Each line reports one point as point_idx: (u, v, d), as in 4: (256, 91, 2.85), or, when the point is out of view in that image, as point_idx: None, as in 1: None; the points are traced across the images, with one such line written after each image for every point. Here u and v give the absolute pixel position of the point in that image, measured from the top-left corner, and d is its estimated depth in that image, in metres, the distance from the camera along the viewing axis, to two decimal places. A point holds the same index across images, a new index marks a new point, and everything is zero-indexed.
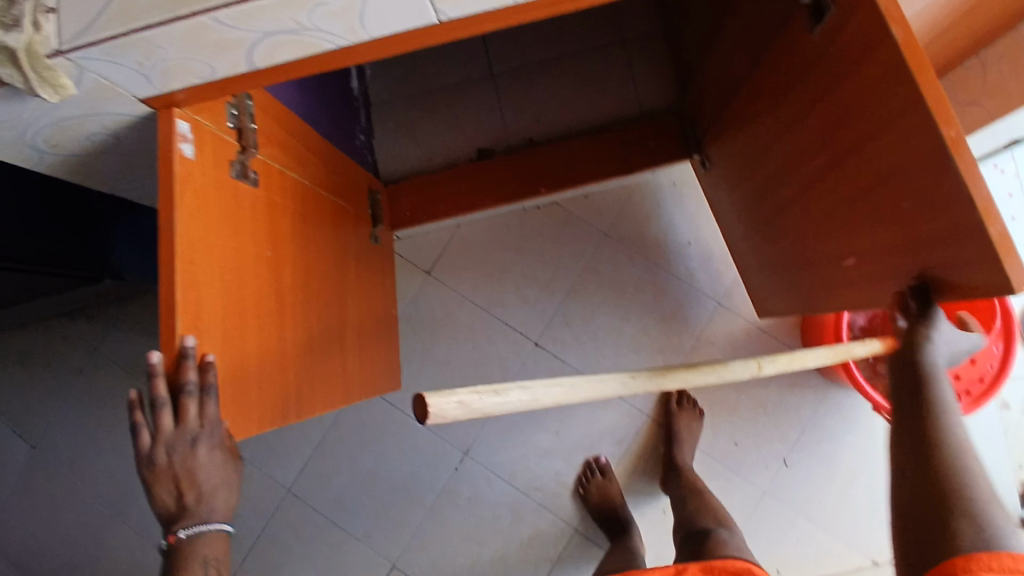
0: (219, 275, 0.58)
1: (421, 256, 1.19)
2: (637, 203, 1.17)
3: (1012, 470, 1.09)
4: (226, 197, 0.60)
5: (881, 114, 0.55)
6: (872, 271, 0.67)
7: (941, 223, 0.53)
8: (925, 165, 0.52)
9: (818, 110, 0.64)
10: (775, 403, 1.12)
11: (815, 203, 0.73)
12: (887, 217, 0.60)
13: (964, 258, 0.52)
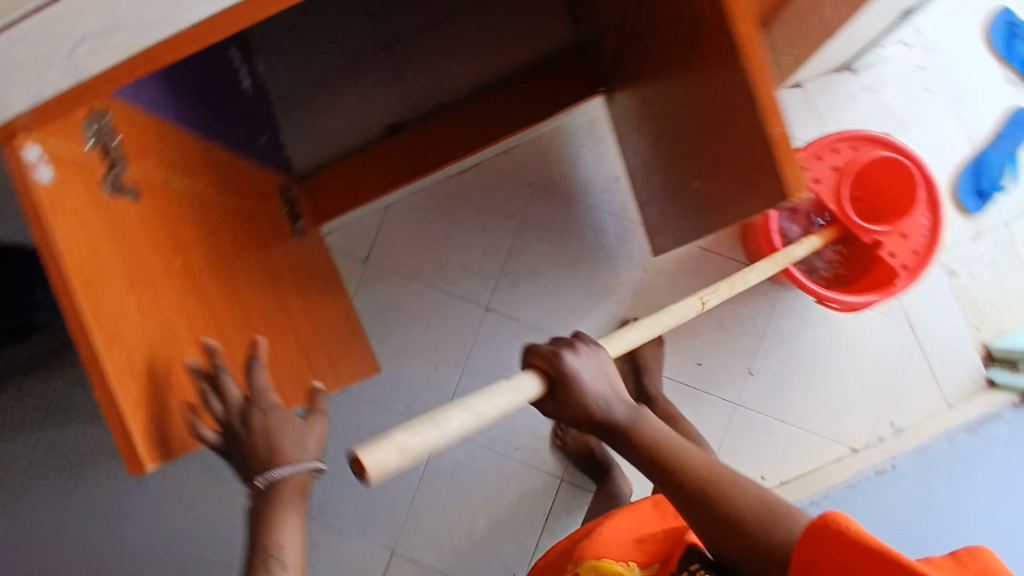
0: (121, 289, 0.57)
1: (355, 246, 1.17)
2: (558, 148, 1.16)
3: (969, 334, 1.13)
4: (106, 212, 0.58)
5: (702, 33, 0.62)
6: (709, 189, 0.76)
7: (745, 132, 0.61)
8: (731, 74, 0.59)
9: (670, 40, 0.72)
10: (730, 318, 1.13)
11: (679, 131, 0.79)
12: (718, 138, 0.67)
13: (757, 165, 0.61)
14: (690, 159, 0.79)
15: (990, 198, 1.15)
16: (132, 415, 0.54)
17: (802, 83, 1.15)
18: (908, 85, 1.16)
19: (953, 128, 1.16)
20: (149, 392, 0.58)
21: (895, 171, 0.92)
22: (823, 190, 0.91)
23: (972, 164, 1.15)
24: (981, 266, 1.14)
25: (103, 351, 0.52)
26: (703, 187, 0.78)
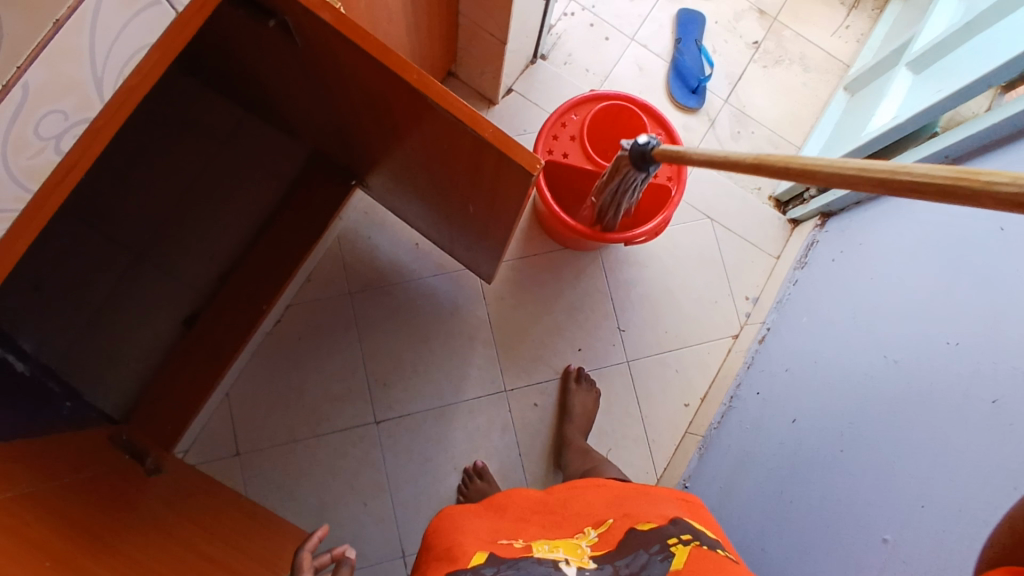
0: None
1: (222, 446, 1.11)
2: (352, 248, 1.19)
3: (755, 196, 1.29)
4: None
5: (378, 93, 0.61)
6: (488, 205, 0.72)
7: (471, 143, 0.57)
8: (423, 110, 0.57)
9: (365, 114, 0.73)
10: (577, 296, 1.21)
11: (431, 176, 0.80)
12: (456, 163, 0.66)
13: (497, 163, 0.57)
14: (458, 195, 0.78)
15: (704, 91, 1.31)
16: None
17: (512, 87, 1.27)
18: (591, 43, 1.31)
19: (645, 55, 1.32)
20: None
21: (615, 111, 1.03)
22: (574, 159, 1.01)
23: (675, 73, 1.31)
24: (730, 142, 1.31)
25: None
26: (484, 206, 0.74)
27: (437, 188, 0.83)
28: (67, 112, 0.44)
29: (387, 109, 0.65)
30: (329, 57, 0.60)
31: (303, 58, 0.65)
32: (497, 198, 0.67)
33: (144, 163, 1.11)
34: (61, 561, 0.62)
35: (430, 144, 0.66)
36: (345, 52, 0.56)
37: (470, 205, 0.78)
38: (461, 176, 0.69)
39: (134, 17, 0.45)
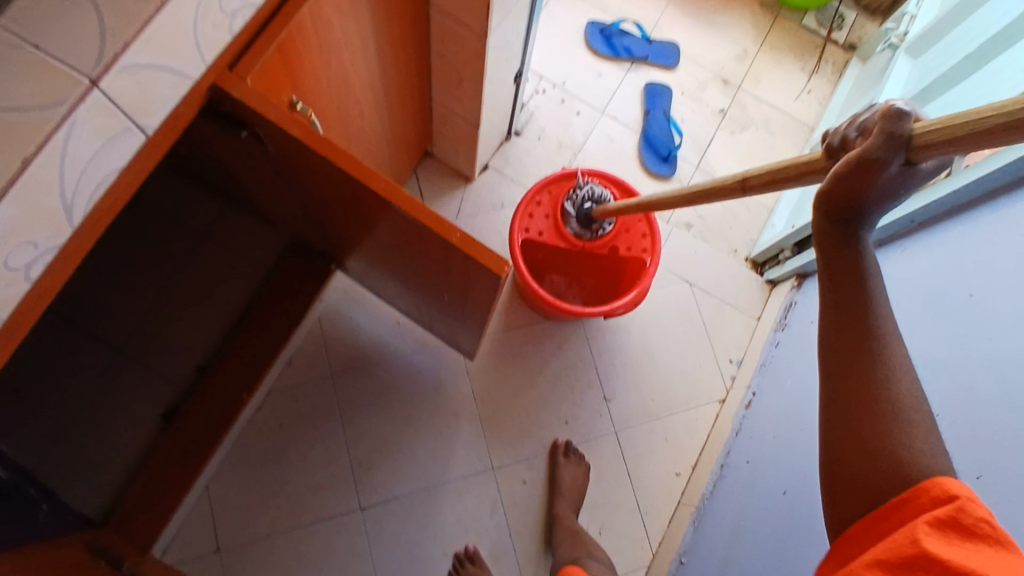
0: None
1: (202, 542, 1.07)
2: (333, 329, 1.18)
3: (731, 258, 1.31)
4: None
5: (351, 197, 0.62)
6: (463, 289, 0.72)
7: (441, 246, 0.57)
8: (394, 215, 0.58)
9: (339, 210, 0.74)
10: (561, 367, 1.20)
11: (408, 265, 0.80)
12: (431, 259, 0.67)
13: (468, 265, 0.57)
14: (434, 283, 0.79)
15: (675, 158, 1.34)
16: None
17: (488, 163, 1.29)
18: (563, 117, 1.35)
19: (615, 127, 1.36)
20: None
21: None
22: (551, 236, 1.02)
23: (645, 143, 1.35)
24: (704, 208, 1.33)
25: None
26: (459, 291, 0.74)
27: (414, 275, 0.84)
28: (35, 244, 0.44)
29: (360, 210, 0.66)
30: (302, 164, 0.61)
31: (276, 162, 0.66)
32: (471, 287, 0.68)
33: (121, 254, 1.11)
34: None
35: (402, 242, 0.67)
36: (315, 162, 0.57)
37: (446, 292, 0.79)
38: (434, 271, 0.69)
39: (104, 147, 0.46)
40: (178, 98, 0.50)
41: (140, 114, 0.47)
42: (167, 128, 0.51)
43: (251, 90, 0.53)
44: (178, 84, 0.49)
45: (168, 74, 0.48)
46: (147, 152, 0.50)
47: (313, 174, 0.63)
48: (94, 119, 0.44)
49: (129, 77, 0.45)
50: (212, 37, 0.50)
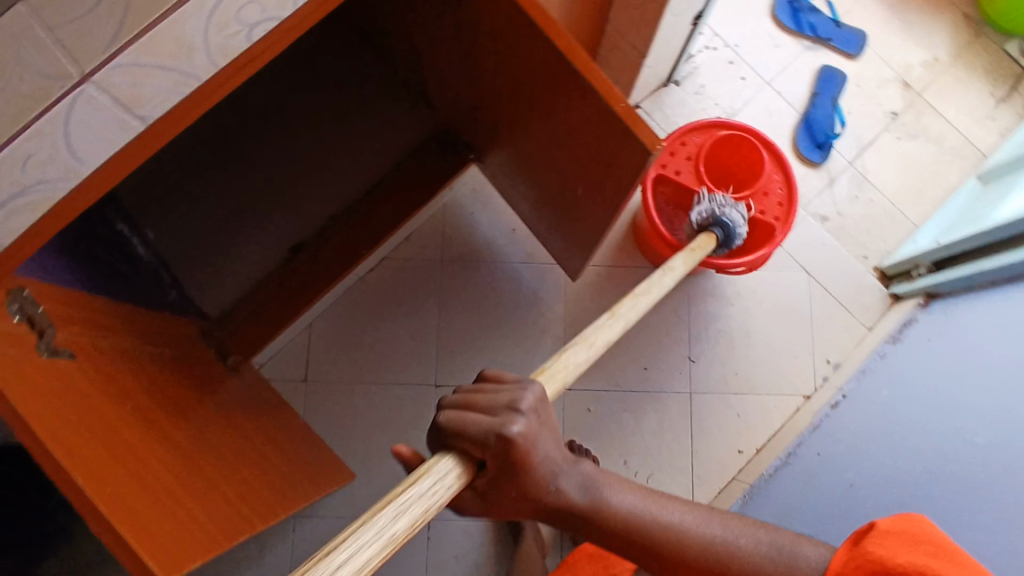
0: (98, 442, 0.58)
1: (292, 372, 1.18)
2: (453, 220, 1.25)
3: (859, 263, 1.25)
4: (36, 371, 0.56)
5: (523, 64, 0.67)
6: (595, 190, 0.75)
7: (599, 121, 0.61)
8: (561, 80, 0.62)
9: (501, 88, 0.78)
10: (656, 316, 1.21)
11: (546, 160, 0.84)
12: (574, 145, 0.71)
13: (617, 141, 0.61)
14: (566, 183, 0.83)
15: (830, 147, 1.30)
16: (136, 534, 0.53)
17: (640, 104, 1.30)
18: (726, 79, 1.33)
19: (777, 101, 1.32)
20: (155, 526, 0.56)
21: (737, 144, 1.05)
22: (686, 179, 1.04)
23: (804, 126, 1.31)
24: (845, 206, 1.28)
25: (92, 488, 0.52)
26: (592, 193, 0.77)
27: (548, 174, 0.88)
28: (264, 6, 0.51)
29: (525, 82, 0.70)
30: (488, 21, 0.66)
31: (463, 19, 0.71)
32: (605, 183, 0.71)
33: (289, 99, 1.21)
34: (140, 412, 0.68)
35: (554, 122, 0.71)
36: (505, 15, 0.62)
37: (576, 193, 0.82)
38: (575, 158, 0.73)
39: None
40: None
41: None
42: None
43: None
44: None
45: None
46: None
47: (494, 35, 0.68)
48: None
49: None
50: None
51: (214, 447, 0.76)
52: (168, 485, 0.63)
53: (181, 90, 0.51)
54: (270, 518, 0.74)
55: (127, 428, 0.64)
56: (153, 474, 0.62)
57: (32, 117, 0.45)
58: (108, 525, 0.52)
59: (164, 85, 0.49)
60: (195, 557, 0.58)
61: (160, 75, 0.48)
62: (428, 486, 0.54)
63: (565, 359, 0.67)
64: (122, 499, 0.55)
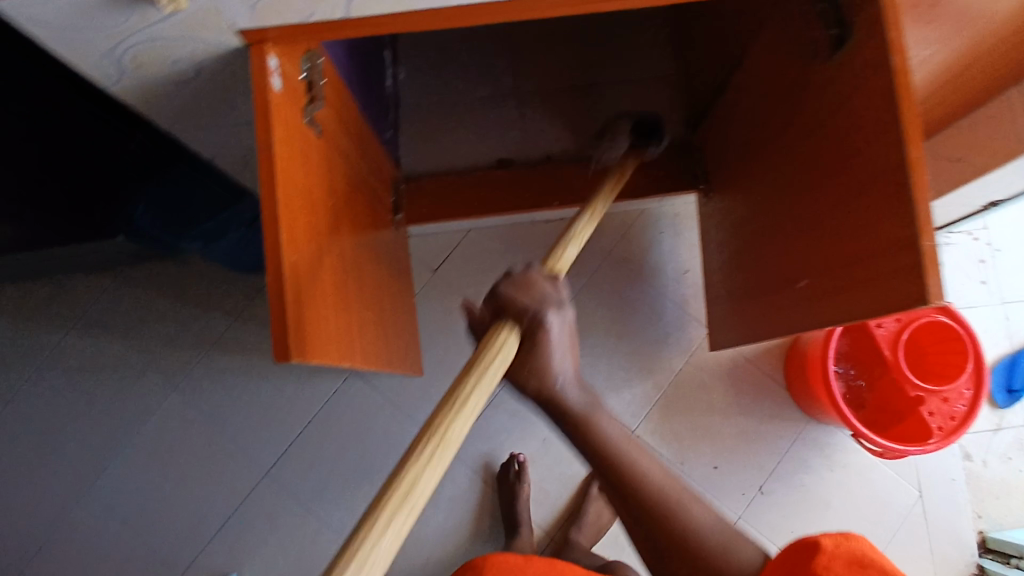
0: (303, 212, 0.61)
1: (429, 256, 1.23)
2: (643, 226, 1.23)
3: (971, 520, 1.15)
4: (296, 126, 0.61)
5: (845, 147, 0.64)
6: (813, 294, 0.72)
7: (890, 243, 0.58)
8: (878, 186, 0.59)
9: (792, 152, 0.76)
10: (757, 431, 1.16)
11: (777, 238, 0.82)
12: (832, 244, 0.68)
13: (891, 269, 0.58)
14: (784, 270, 0.79)
15: (1021, 398, 1.19)
16: (293, 307, 0.55)
17: None
18: (966, 273, 1.24)
19: (1001, 324, 1.22)
20: (308, 305, 0.59)
21: (949, 338, 0.99)
22: (881, 336, 1.00)
23: (1008, 363, 1.20)
24: (997, 461, 1.17)
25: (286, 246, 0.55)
26: (806, 292, 0.73)
27: (768, 251, 0.84)
28: None
29: (828, 162, 0.68)
30: (843, 92, 0.64)
31: (815, 71, 0.69)
32: (835, 296, 0.67)
33: (582, 37, 1.22)
34: (334, 207, 0.72)
35: (827, 212, 0.69)
36: (868, 96, 0.60)
37: (786, 284, 0.79)
38: (822, 256, 0.70)
39: None
40: None
41: None
42: None
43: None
44: None
45: None
46: None
47: (835, 105, 0.65)
48: None
49: None
50: None
51: (358, 275, 0.80)
52: (324, 287, 0.65)
53: None
54: (362, 363, 0.76)
55: (321, 220, 0.67)
56: (319, 269, 0.65)
57: None
58: (280, 285, 0.54)
59: None
60: (314, 360, 0.59)
61: None
62: (496, 364, 0.60)
63: (566, 252, 0.76)
64: (296, 273, 0.57)
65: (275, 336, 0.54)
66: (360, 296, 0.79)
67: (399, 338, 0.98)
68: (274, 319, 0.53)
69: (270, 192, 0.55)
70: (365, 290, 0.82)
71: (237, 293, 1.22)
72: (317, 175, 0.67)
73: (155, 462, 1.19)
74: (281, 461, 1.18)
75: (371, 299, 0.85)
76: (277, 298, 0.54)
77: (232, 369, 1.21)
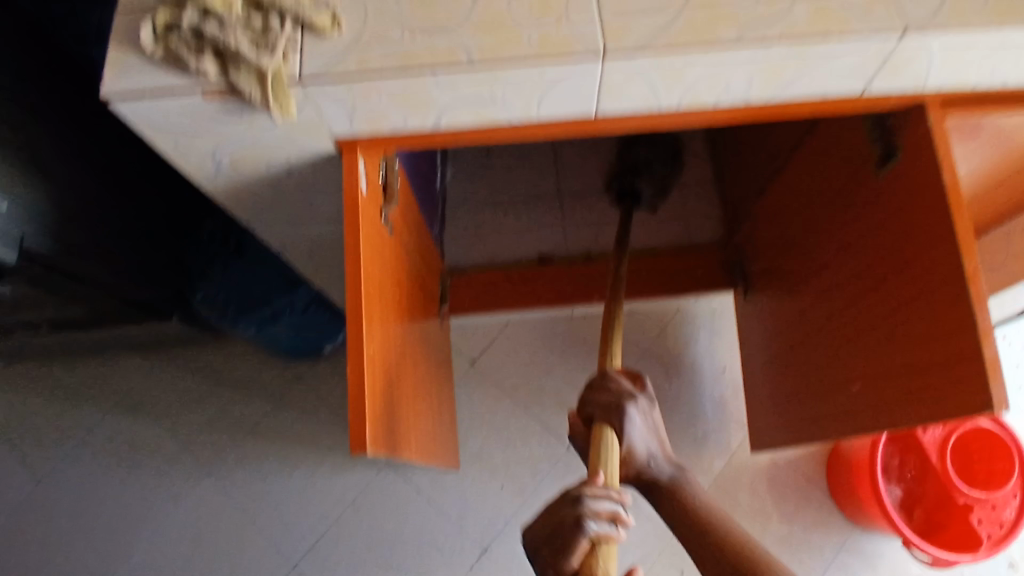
0: (377, 307, 0.64)
1: (467, 346, 1.25)
2: (679, 324, 1.25)
3: None
4: (374, 225, 0.65)
5: (897, 256, 0.67)
6: (870, 399, 0.72)
7: (951, 352, 0.59)
8: (934, 295, 0.61)
9: (841, 258, 0.79)
10: (800, 539, 1.13)
11: (826, 341, 0.83)
12: (887, 348, 0.69)
13: (954, 377, 0.59)
14: (835, 372, 0.80)
15: None
16: (369, 401, 0.56)
17: None
18: None
19: None
20: (380, 399, 0.61)
21: (996, 446, 0.98)
22: (928, 441, 0.99)
23: None
24: None
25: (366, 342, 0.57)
26: (862, 397, 0.74)
27: (817, 352, 0.86)
28: (749, 85, 0.56)
29: (879, 269, 0.70)
30: (892, 204, 0.67)
31: (862, 185, 0.73)
32: (894, 401, 0.67)
33: None
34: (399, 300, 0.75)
35: (880, 317, 0.70)
36: (920, 210, 0.62)
37: (838, 386, 0.79)
38: (876, 359, 0.71)
39: (848, 77, 0.56)
40: (905, 92, 0.59)
41: (884, 78, 0.57)
42: (875, 102, 0.61)
43: (940, 122, 0.60)
44: (918, 83, 0.58)
45: (923, 73, 0.57)
46: (849, 102, 0.60)
47: (885, 216, 0.68)
48: (873, 57, 0.54)
49: (917, 52, 0.54)
50: (974, 75, 0.57)
51: (415, 366, 0.81)
52: (390, 380, 0.67)
53: (638, 104, 0.58)
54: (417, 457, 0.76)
55: (389, 314, 0.70)
56: (388, 363, 0.66)
57: (549, 59, 0.52)
58: (359, 380, 0.56)
59: (635, 95, 0.56)
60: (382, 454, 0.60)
61: (640, 87, 0.55)
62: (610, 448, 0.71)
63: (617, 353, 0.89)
64: (373, 367, 0.59)
65: (352, 429, 0.55)
66: (415, 388, 0.81)
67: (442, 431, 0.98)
68: (352, 414, 0.55)
69: (354, 290, 0.58)
70: (419, 381, 0.83)
71: (277, 379, 1.24)
72: (388, 270, 0.70)
73: (184, 548, 1.18)
74: (310, 552, 1.16)
75: (424, 390, 0.86)
76: (356, 393, 0.55)
77: (269, 456, 1.21)
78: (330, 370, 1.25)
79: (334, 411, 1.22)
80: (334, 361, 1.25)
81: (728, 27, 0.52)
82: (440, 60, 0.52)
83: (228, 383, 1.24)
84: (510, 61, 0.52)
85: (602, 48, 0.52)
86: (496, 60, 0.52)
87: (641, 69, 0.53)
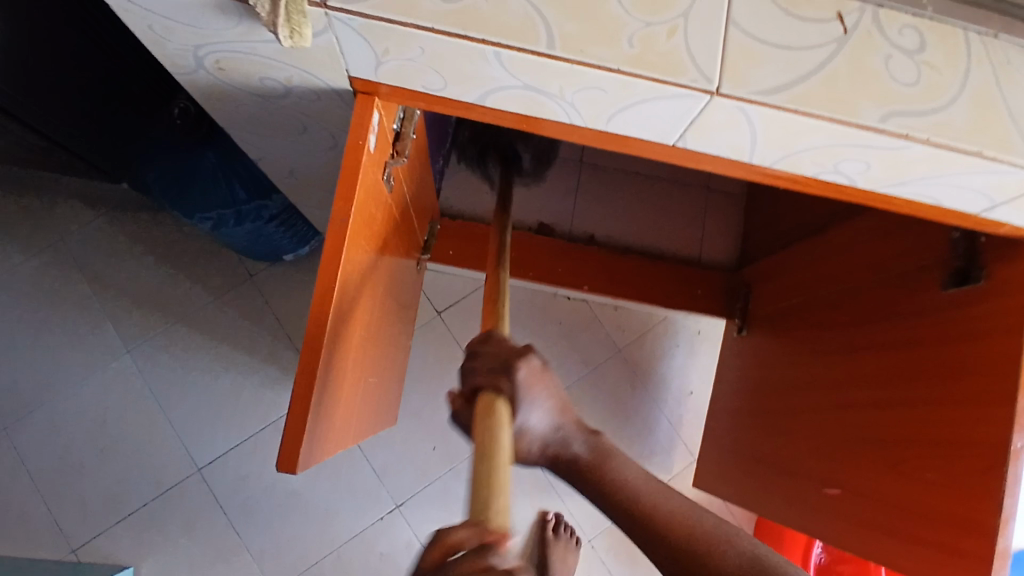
0: (352, 284, 0.53)
1: (436, 296, 1.16)
2: (660, 334, 1.19)
3: None
4: (373, 187, 0.54)
5: (935, 387, 0.60)
6: (852, 513, 0.67)
7: (959, 519, 0.53)
8: (964, 449, 0.55)
9: (863, 351, 0.72)
10: None
11: (815, 424, 0.77)
12: (886, 471, 0.63)
13: (951, 545, 0.54)
14: (816, 463, 0.75)
15: None
16: (313, 409, 0.47)
17: None
18: None
19: None
20: (324, 397, 0.51)
21: None
22: None
23: None
24: None
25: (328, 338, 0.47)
26: (840, 504, 0.69)
27: (800, 430, 0.80)
28: (861, 168, 0.46)
29: (908, 385, 0.63)
30: (952, 329, 0.60)
31: (919, 287, 0.65)
32: (876, 530, 0.63)
33: None
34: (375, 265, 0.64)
35: (891, 434, 0.64)
36: (983, 353, 0.55)
37: (814, 476, 0.75)
38: (870, 474, 0.66)
39: (975, 193, 0.47)
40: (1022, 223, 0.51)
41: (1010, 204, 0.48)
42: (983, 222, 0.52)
43: None
44: None
45: None
46: (958, 215, 0.51)
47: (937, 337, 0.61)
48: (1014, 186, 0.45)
49: None
50: None
51: (373, 335, 0.72)
52: (343, 369, 0.57)
53: (727, 150, 0.47)
54: (350, 441, 0.68)
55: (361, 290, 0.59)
56: (344, 352, 0.56)
57: (643, 75, 0.40)
58: (307, 387, 0.46)
59: (731, 140, 0.46)
60: (309, 463, 0.51)
61: (740, 136, 0.45)
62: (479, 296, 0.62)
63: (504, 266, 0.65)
64: (327, 366, 0.49)
65: (285, 439, 0.45)
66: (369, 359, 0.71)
67: (388, 388, 0.90)
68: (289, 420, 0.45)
69: (330, 275, 0.47)
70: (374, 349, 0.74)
71: (227, 274, 1.14)
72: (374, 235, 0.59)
73: (84, 421, 1.08)
74: (218, 461, 1.09)
75: (378, 357, 0.77)
76: (300, 400, 0.46)
77: (198, 351, 1.12)
78: (285, 281, 1.15)
79: (280, 323, 1.13)
80: (291, 271, 1.15)
81: (870, 104, 0.41)
82: (513, 34, 0.40)
83: (170, 262, 1.13)
84: (598, 62, 0.40)
85: (715, 83, 0.41)
86: (581, 55, 0.40)
87: (749, 118, 0.43)
